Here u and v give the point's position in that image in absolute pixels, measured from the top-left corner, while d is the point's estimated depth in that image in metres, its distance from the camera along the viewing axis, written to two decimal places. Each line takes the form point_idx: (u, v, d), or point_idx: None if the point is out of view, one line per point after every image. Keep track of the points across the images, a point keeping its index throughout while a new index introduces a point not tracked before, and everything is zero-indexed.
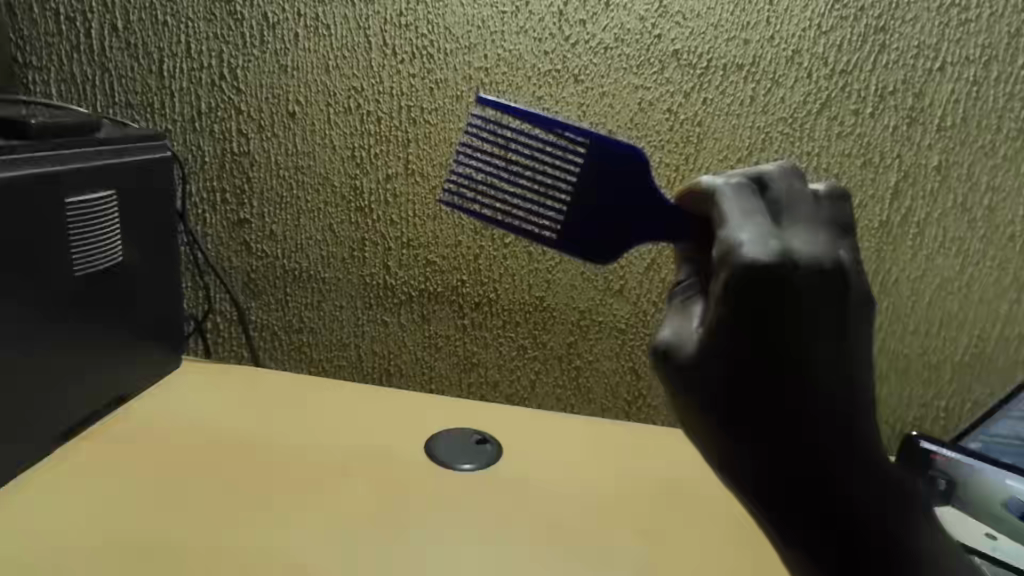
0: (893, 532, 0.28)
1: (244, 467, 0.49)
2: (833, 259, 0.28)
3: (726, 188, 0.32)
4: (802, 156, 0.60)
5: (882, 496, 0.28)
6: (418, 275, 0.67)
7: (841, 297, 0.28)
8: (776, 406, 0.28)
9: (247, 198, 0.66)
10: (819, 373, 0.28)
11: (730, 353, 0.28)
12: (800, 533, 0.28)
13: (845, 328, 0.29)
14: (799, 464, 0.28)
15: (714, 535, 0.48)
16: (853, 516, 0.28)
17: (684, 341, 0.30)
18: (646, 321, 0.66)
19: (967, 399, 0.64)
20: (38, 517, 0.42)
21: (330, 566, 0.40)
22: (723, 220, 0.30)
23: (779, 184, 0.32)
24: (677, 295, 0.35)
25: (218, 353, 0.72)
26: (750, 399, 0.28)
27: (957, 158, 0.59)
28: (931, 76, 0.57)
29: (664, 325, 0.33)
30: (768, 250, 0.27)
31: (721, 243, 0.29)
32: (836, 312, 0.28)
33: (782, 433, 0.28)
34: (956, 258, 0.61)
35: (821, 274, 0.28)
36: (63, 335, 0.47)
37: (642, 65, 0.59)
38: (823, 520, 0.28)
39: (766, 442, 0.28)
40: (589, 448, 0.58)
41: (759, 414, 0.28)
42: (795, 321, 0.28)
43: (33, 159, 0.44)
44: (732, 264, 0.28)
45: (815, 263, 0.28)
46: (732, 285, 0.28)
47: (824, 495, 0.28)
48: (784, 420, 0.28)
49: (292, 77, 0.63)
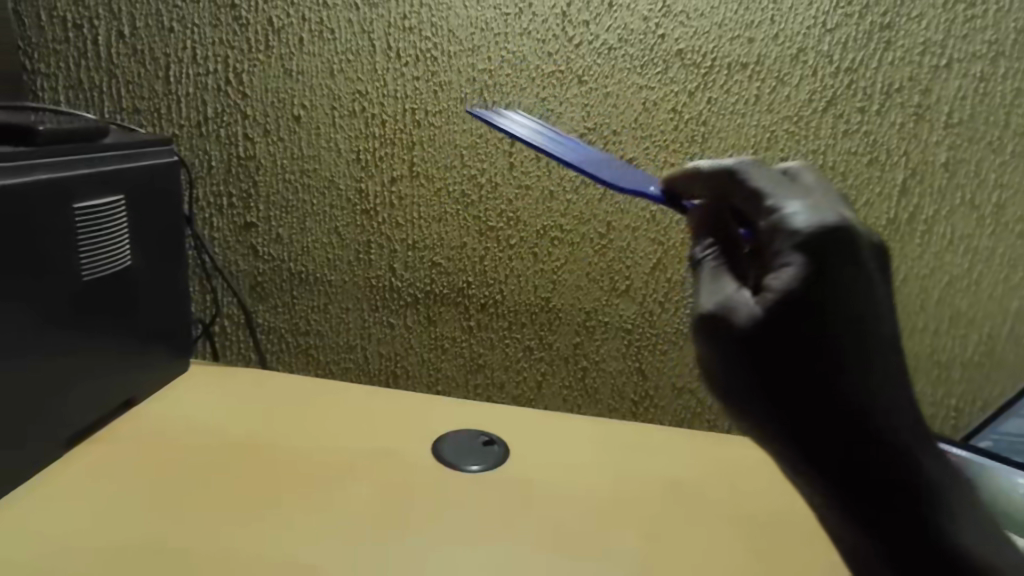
0: (939, 525, 0.27)
1: (254, 468, 0.49)
2: (876, 241, 0.28)
3: (755, 165, 0.32)
4: (809, 155, 0.59)
5: (930, 487, 0.27)
6: (423, 277, 0.67)
7: (882, 272, 0.28)
8: (815, 393, 0.27)
9: (253, 202, 0.67)
10: (858, 357, 0.26)
11: (777, 329, 0.27)
12: (837, 514, 0.28)
13: (889, 304, 0.28)
14: (832, 451, 0.27)
15: (722, 533, 0.48)
16: (893, 508, 0.27)
17: (736, 307, 0.28)
18: (652, 321, 0.66)
19: (977, 398, 0.63)
20: (54, 515, 0.43)
21: (339, 564, 0.41)
22: (762, 194, 0.30)
23: (806, 173, 0.32)
24: (706, 269, 0.33)
25: (226, 357, 0.72)
26: (790, 386, 0.27)
27: (965, 155, 0.58)
28: (938, 72, 0.56)
29: (703, 296, 0.31)
30: (832, 217, 0.27)
31: (775, 214, 0.29)
32: (880, 287, 0.27)
33: (823, 421, 0.27)
34: (964, 256, 0.60)
35: (870, 249, 0.27)
36: (74, 339, 0.48)
37: (645, 65, 0.59)
38: (861, 509, 0.27)
39: (805, 430, 0.27)
40: (596, 448, 0.58)
41: (799, 403, 0.27)
42: (850, 295, 0.26)
43: (43, 165, 0.44)
44: (787, 232, 0.27)
45: (866, 238, 0.27)
46: (806, 248, 0.26)
47: (875, 483, 0.26)
48: (825, 408, 0.27)
49: (297, 82, 0.63)
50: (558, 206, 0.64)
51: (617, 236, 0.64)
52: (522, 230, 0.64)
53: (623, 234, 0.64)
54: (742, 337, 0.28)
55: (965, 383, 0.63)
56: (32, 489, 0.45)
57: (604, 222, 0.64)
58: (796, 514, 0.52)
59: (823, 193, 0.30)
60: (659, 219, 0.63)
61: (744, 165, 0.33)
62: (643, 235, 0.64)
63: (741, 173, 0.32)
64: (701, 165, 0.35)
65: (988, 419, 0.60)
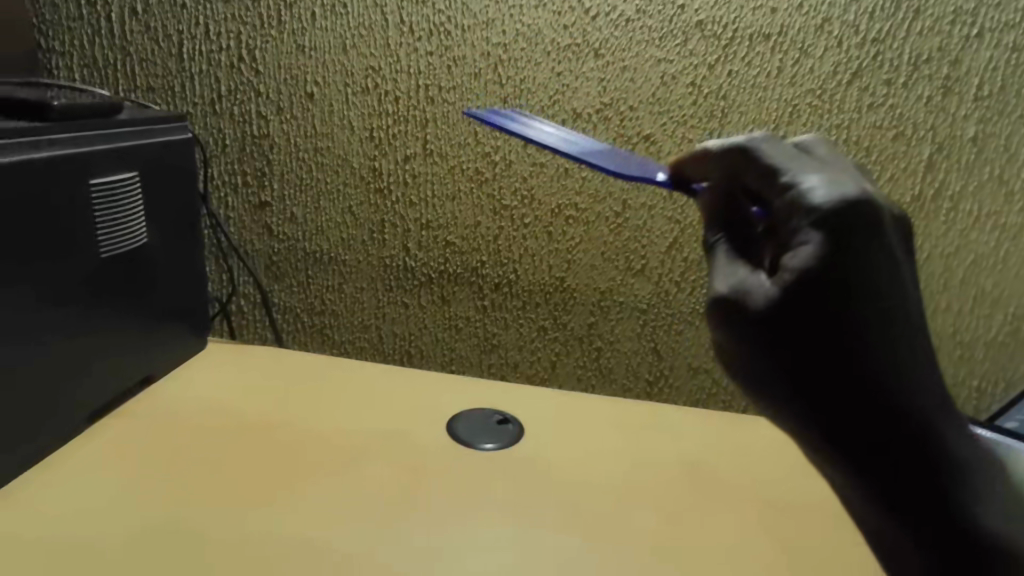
0: (966, 506, 0.26)
1: (272, 446, 0.50)
2: (896, 213, 0.28)
3: (769, 141, 0.31)
4: (832, 129, 0.58)
5: (958, 468, 0.26)
6: (437, 257, 0.67)
7: (905, 245, 0.28)
8: (835, 374, 0.26)
9: (268, 181, 0.67)
10: (884, 334, 0.26)
11: (798, 310, 0.26)
12: (861, 496, 0.27)
13: (913, 278, 0.27)
14: (856, 433, 0.26)
15: (742, 517, 0.48)
16: (919, 490, 0.26)
17: (753, 291, 0.28)
18: (668, 301, 0.65)
19: (1000, 379, 0.62)
20: (76, 491, 0.44)
21: (357, 541, 0.41)
22: (778, 170, 0.29)
23: (820, 146, 0.32)
24: (721, 251, 0.33)
25: (243, 336, 0.73)
26: (809, 365, 0.26)
27: (994, 129, 0.56)
28: (969, 42, 0.54)
29: (718, 281, 0.30)
30: (849, 191, 0.26)
31: (792, 192, 0.28)
32: (904, 261, 0.27)
33: (844, 402, 0.26)
34: (991, 234, 0.59)
35: (892, 222, 0.27)
36: (93, 316, 0.49)
37: (664, 37, 0.57)
38: (886, 491, 0.26)
39: (824, 412, 0.27)
40: (611, 428, 0.58)
41: (819, 384, 0.26)
42: (874, 271, 0.25)
43: (59, 142, 0.44)
44: (805, 209, 0.27)
45: (888, 212, 0.27)
46: (824, 225, 0.26)
47: (897, 464, 0.26)
48: (845, 389, 0.26)
49: (310, 58, 0.62)
50: (573, 183, 0.63)
51: (633, 214, 0.63)
52: (537, 209, 0.64)
53: (640, 213, 0.63)
54: (761, 320, 0.27)
55: (989, 364, 0.62)
56: (52, 463, 0.46)
57: (620, 201, 0.63)
58: (812, 493, 0.52)
59: (841, 166, 0.30)
60: (677, 197, 0.62)
61: (756, 141, 0.32)
62: (660, 213, 0.63)
63: (754, 149, 0.31)
64: (711, 146, 0.34)
65: (1014, 401, 0.59)
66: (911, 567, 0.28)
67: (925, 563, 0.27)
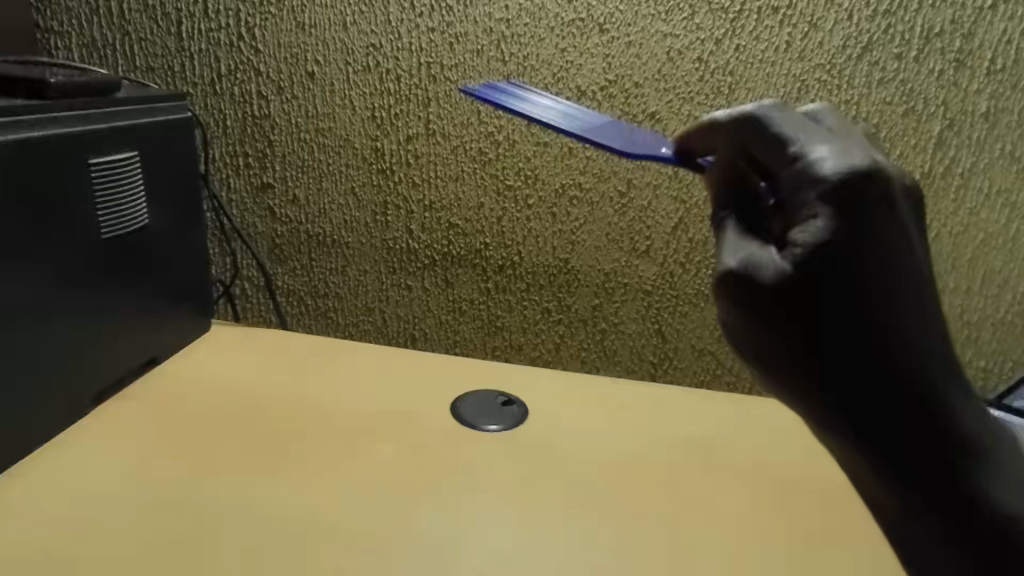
0: (978, 486, 0.26)
1: (277, 429, 0.50)
2: (905, 182, 0.27)
3: (778, 109, 0.30)
4: (842, 106, 0.57)
5: (970, 445, 0.26)
6: (441, 238, 0.66)
7: (915, 216, 0.27)
8: (844, 350, 0.26)
9: (269, 162, 0.66)
10: (894, 309, 0.25)
11: (807, 283, 0.26)
12: (870, 476, 0.27)
13: (923, 250, 0.27)
14: (864, 413, 0.26)
15: (748, 499, 0.48)
16: (929, 468, 0.26)
17: (762, 261, 0.27)
18: (673, 282, 0.65)
19: (1008, 359, 0.61)
20: (81, 474, 0.44)
21: (363, 523, 0.41)
22: (786, 140, 0.29)
23: (827, 115, 0.31)
24: (728, 224, 0.32)
25: (247, 319, 0.73)
26: (818, 343, 0.26)
27: (1007, 104, 0.55)
28: (983, 15, 0.53)
29: (725, 253, 0.30)
30: (857, 159, 0.26)
31: (799, 161, 0.27)
32: (914, 233, 0.26)
33: (853, 381, 0.26)
34: (1001, 212, 0.58)
35: (901, 191, 0.26)
36: (96, 298, 0.48)
37: (670, 11, 0.56)
38: (895, 471, 0.26)
39: (833, 391, 0.26)
40: (616, 410, 0.58)
41: (827, 362, 0.26)
42: (884, 243, 0.25)
43: (58, 120, 0.44)
44: (811, 180, 0.26)
45: (897, 181, 0.26)
46: (832, 196, 0.25)
47: (907, 443, 0.26)
48: (854, 366, 0.26)
49: (310, 36, 0.61)
50: (577, 162, 0.62)
51: (637, 194, 0.62)
52: (541, 189, 0.63)
53: (644, 192, 0.62)
54: (769, 294, 0.27)
55: (996, 344, 0.61)
56: (59, 446, 0.46)
57: (624, 180, 0.62)
58: (818, 473, 0.51)
59: (848, 134, 0.29)
60: (682, 176, 0.61)
61: (764, 110, 0.31)
62: (665, 192, 0.62)
63: (762, 118, 0.30)
64: (718, 116, 0.34)
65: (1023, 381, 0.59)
66: (919, 547, 0.27)
67: (936, 543, 0.27)
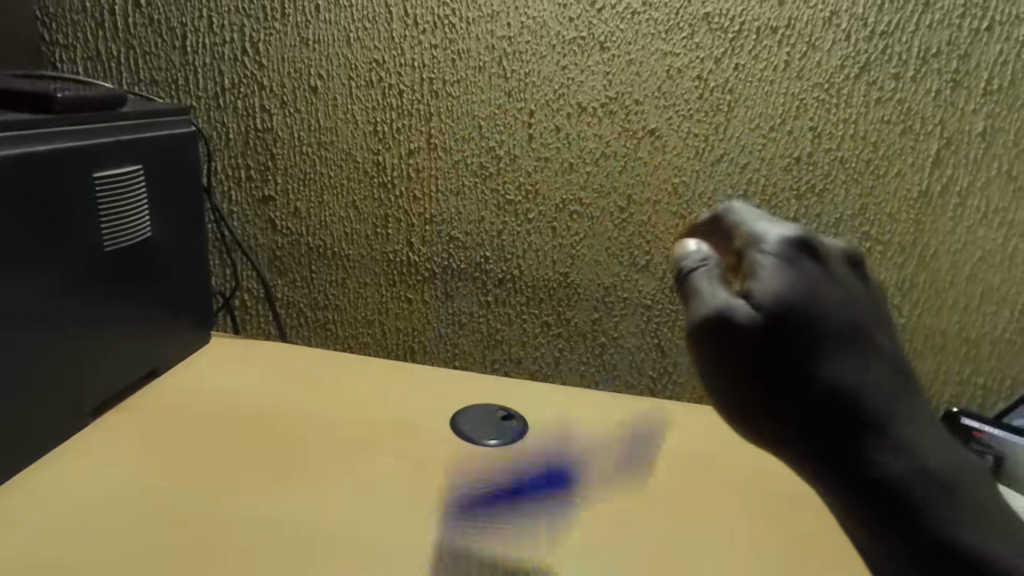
0: (954, 523, 0.27)
1: (276, 441, 0.50)
2: (840, 250, 0.31)
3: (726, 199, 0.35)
4: (840, 124, 0.57)
5: (936, 483, 0.28)
6: (441, 251, 0.67)
7: (856, 281, 0.31)
8: (814, 399, 0.27)
9: (271, 174, 0.66)
10: (848, 354, 0.28)
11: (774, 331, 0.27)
12: (853, 520, 0.28)
13: (870, 307, 0.30)
14: (837, 456, 0.28)
15: (748, 515, 0.47)
16: (905, 507, 0.27)
17: (736, 307, 0.28)
18: (672, 297, 0.65)
19: (1007, 376, 0.61)
20: (79, 485, 0.44)
21: (365, 535, 0.41)
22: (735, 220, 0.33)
23: None
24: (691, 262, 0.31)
25: (247, 330, 0.73)
26: (792, 396, 0.28)
27: (1004, 124, 0.56)
28: (979, 36, 0.54)
29: (697, 295, 0.29)
30: (794, 230, 0.30)
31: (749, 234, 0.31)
32: (856, 292, 0.30)
33: (823, 427, 0.28)
34: (999, 230, 0.58)
35: (835, 257, 0.30)
36: (98, 310, 0.48)
37: (671, 30, 0.57)
38: (875, 512, 0.27)
39: (807, 440, 0.28)
40: (616, 424, 0.58)
41: (799, 413, 0.28)
42: (830, 298, 0.28)
43: (62, 134, 0.44)
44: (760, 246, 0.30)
45: (831, 248, 0.31)
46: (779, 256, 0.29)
47: (881, 484, 0.27)
48: (822, 413, 0.28)
49: (313, 51, 0.62)
50: (578, 177, 0.62)
51: (637, 210, 0.62)
52: (541, 204, 0.63)
53: (644, 208, 0.62)
54: (742, 338, 0.27)
55: (994, 361, 0.61)
56: (57, 454, 0.46)
57: (624, 196, 0.62)
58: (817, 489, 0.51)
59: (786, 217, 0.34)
60: (682, 192, 0.61)
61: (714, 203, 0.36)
62: (665, 208, 0.62)
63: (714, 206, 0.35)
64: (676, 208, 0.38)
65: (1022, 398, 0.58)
66: None
67: None
